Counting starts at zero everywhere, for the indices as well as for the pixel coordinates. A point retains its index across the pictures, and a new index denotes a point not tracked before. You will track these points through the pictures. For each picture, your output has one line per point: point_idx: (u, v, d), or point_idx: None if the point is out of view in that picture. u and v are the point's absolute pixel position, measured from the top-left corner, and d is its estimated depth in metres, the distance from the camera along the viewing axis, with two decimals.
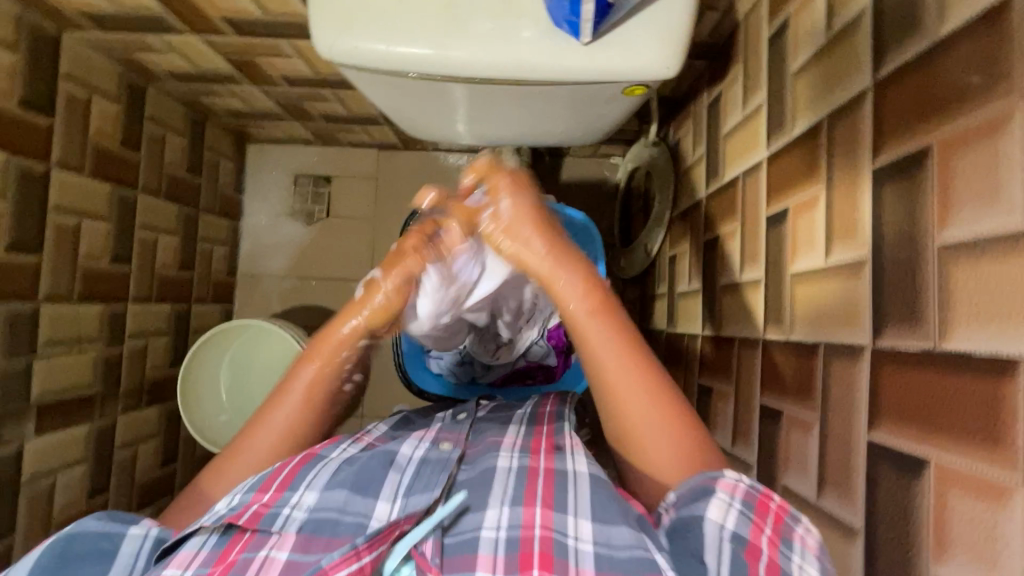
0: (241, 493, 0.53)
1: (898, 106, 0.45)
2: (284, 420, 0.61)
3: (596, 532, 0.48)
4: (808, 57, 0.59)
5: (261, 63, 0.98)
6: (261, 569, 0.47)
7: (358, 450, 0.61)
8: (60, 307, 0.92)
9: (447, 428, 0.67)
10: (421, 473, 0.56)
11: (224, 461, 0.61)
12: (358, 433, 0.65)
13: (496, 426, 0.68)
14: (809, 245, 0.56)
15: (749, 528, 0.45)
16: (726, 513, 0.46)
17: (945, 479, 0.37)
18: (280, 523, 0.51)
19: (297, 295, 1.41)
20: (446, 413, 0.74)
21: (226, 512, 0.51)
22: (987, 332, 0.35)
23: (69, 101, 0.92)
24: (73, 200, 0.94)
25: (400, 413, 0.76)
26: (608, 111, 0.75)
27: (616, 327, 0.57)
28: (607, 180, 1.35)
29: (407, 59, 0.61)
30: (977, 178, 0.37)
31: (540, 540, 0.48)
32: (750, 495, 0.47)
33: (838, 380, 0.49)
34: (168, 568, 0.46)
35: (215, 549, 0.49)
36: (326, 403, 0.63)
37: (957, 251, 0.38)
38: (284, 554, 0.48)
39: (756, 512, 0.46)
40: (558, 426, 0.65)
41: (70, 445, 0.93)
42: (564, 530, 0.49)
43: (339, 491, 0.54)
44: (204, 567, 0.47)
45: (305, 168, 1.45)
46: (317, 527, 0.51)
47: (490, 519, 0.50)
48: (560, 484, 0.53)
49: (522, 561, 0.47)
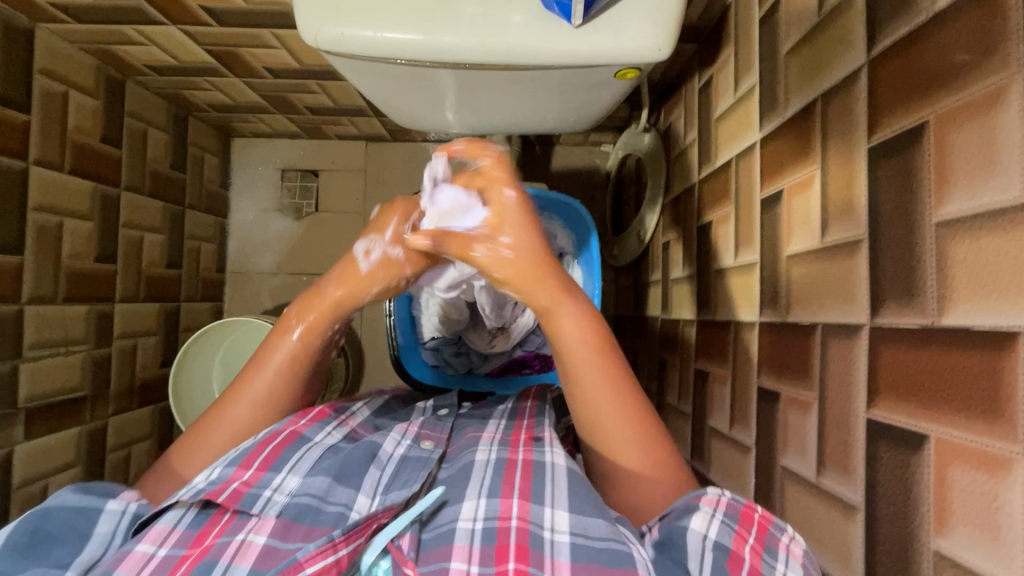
0: (220, 468, 0.52)
1: (892, 83, 0.45)
2: (263, 389, 0.61)
3: (572, 524, 0.48)
4: (800, 37, 0.59)
5: (244, 54, 0.96)
6: (237, 553, 0.46)
7: (342, 435, 0.60)
8: (44, 308, 0.90)
9: (429, 423, 0.67)
10: (401, 473, 0.56)
11: (198, 429, 0.60)
12: (343, 414, 0.64)
13: (477, 423, 0.69)
14: (804, 226, 0.56)
15: (731, 537, 0.45)
16: (709, 523, 0.46)
17: (945, 453, 0.38)
18: (260, 505, 0.50)
19: (288, 291, 1.40)
20: (427, 404, 0.74)
21: (205, 486, 0.50)
22: (987, 307, 0.35)
23: (45, 97, 0.89)
24: (54, 199, 0.92)
25: (383, 396, 0.77)
26: (599, 96, 0.75)
27: (611, 367, 0.57)
28: (598, 169, 1.35)
29: (396, 46, 0.60)
30: (973, 152, 0.37)
31: (516, 531, 0.47)
32: (733, 506, 0.48)
33: (836, 360, 0.49)
34: (141, 544, 0.46)
35: (192, 527, 0.48)
36: (306, 372, 0.63)
37: (955, 227, 0.38)
38: (262, 538, 0.47)
39: (739, 523, 0.47)
40: (538, 419, 0.66)
41: (60, 449, 0.91)
42: (541, 522, 0.49)
43: (321, 478, 0.53)
44: (180, 547, 0.47)
45: (292, 162, 1.43)
46: (297, 515, 0.50)
47: (467, 511, 0.50)
48: (538, 475, 0.53)
49: (498, 552, 0.46)
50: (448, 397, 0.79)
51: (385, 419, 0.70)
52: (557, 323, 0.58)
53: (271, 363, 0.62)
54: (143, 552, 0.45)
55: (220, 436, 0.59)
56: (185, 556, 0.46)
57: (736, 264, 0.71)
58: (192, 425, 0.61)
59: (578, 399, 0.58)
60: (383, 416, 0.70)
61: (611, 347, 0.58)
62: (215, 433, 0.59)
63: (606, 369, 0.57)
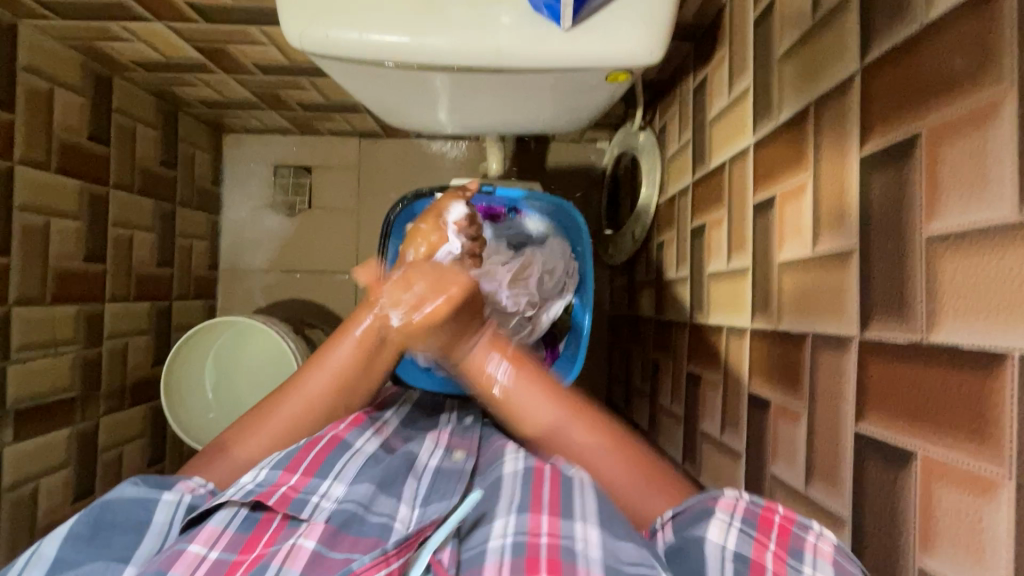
0: (267, 470, 0.53)
1: (886, 93, 0.44)
2: (319, 388, 0.61)
3: (603, 541, 0.47)
4: (794, 41, 0.58)
5: (233, 51, 0.95)
6: (287, 557, 0.45)
7: (380, 444, 0.61)
8: (32, 309, 0.89)
9: (457, 433, 0.69)
10: (436, 484, 0.57)
11: (249, 419, 0.60)
12: (377, 422, 0.65)
13: (502, 431, 0.71)
14: (796, 233, 0.55)
15: (750, 546, 0.45)
16: (726, 533, 0.46)
17: (931, 471, 0.38)
18: (309, 511, 0.51)
19: (282, 289, 1.39)
20: (452, 414, 0.76)
21: (254, 487, 0.51)
22: (974, 326, 0.35)
23: (30, 95, 0.88)
24: (40, 199, 0.90)
25: (405, 404, 0.77)
26: (592, 98, 0.73)
27: (542, 390, 0.61)
28: (594, 166, 1.34)
29: (383, 49, 0.59)
30: (963, 169, 0.36)
31: (546, 546, 0.47)
32: (750, 510, 0.47)
33: (826, 370, 0.49)
34: (194, 544, 0.46)
35: (241, 531, 0.48)
36: (366, 366, 0.63)
37: (946, 243, 0.37)
38: (312, 543, 0.47)
39: (758, 529, 0.46)
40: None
41: (51, 450, 0.91)
42: (571, 535, 0.48)
43: (366, 486, 0.54)
44: (231, 550, 0.47)
45: (284, 159, 1.41)
46: (343, 522, 0.50)
47: (497, 529, 0.50)
48: (564, 488, 0.53)
49: (527, 565, 0.45)
50: (470, 408, 0.79)
51: (412, 428, 0.71)
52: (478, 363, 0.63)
53: (335, 356, 0.62)
54: (195, 553, 0.45)
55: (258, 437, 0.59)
56: (237, 560, 0.46)
57: (728, 269, 0.71)
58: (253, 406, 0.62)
59: (526, 421, 0.61)
60: (411, 426, 0.71)
61: (557, 391, 0.61)
62: (262, 430, 0.59)
63: (540, 385, 0.61)
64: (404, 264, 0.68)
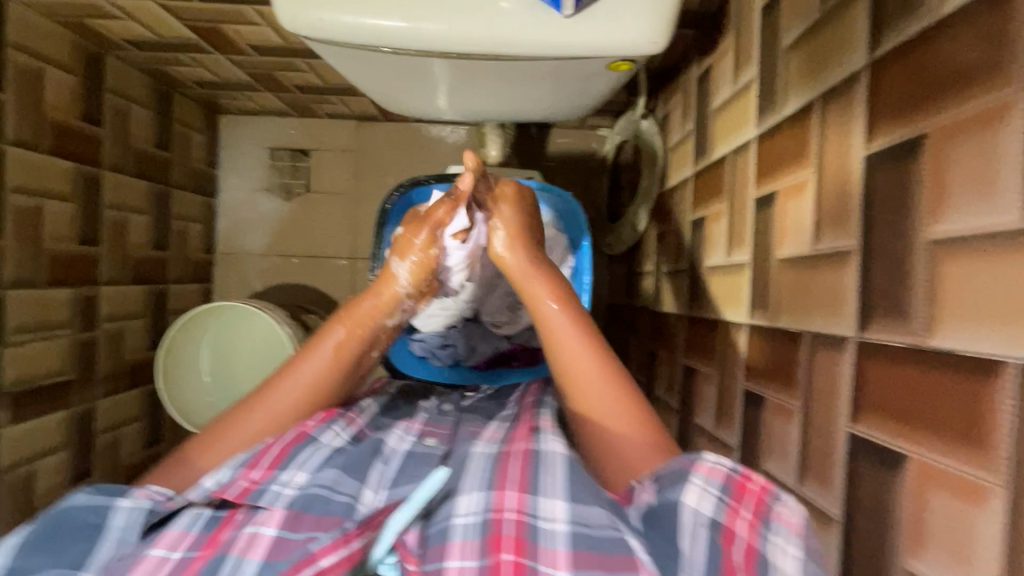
0: (229, 470, 0.53)
1: (892, 91, 0.43)
2: (288, 403, 0.61)
3: (570, 513, 0.46)
4: (801, 32, 0.56)
5: (227, 30, 0.92)
6: (246, 547, 0.45)
7: (349, 437, 0.60)
8: (27, 293, 0.88)
9: (431, 420, 0.70)
10: (406, 468, 0.58)
11: (218, 427, 0.60)
12: (349, 412, 0.64)
13: (478, 419, 0.70)
14: (796, 230, 0.55)
15: (725, 513, 0.42)
16: (702, 498, 0.43)
17: (924, 476, 0.37)
18: (269, 498, 0.50)
19: (278, 273, 1.38)
20: (432, 403, 0.77)
21: (214, 487, 0.52)
22: (972, 332, 0.35)
23: (20, 73, 0.86)
24: (33, 180, 0.89)
25: (388, 391, 0.78)
26: (593, 87, 0.72)
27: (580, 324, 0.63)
28: (594, 153, 1.32)
29: (379, 34, 0.57)
30: (971, 171, 0.35)
31: (512, 523, 0.46)
32: (729, 476, 0.44)
33: (822, 370, 0.49)
34: (156, 548, 0.46)
35: (204, 531, 0.48)
36: (337, 381, 0.64)
37: (948, 247, 0.37)
38: (271, 530, 0.47)
39: (734, 496, 0.43)
40: (539, 411, 0.64)
41: (47, 433, 0.91)
42: (538, 512, 0.47)
43: (329, 470, 0.53)
44: (193, 549, 0.46)
45: (280, 141, 1.39)
46: (305, 505, 0.49)
47: (463, 506, 0.49)
48: (534, 466, 0.52)
49: (493, 543, 0.45)
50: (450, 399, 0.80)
51: (391, 416, 0.71)
52: (532, 288, 0.66)
53: (306, 370, 0.63)
54: (157, 556, 0.45)
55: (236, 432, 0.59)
56: (198, 556, 0.45)
57: (727, 263, 0.70)
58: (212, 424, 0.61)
59: (554, 343, 0.62)
60: (389, 412, 0.72)
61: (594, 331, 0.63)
62: (231, 436, 0.59)
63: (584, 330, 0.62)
64: (386, 285, 0.69)
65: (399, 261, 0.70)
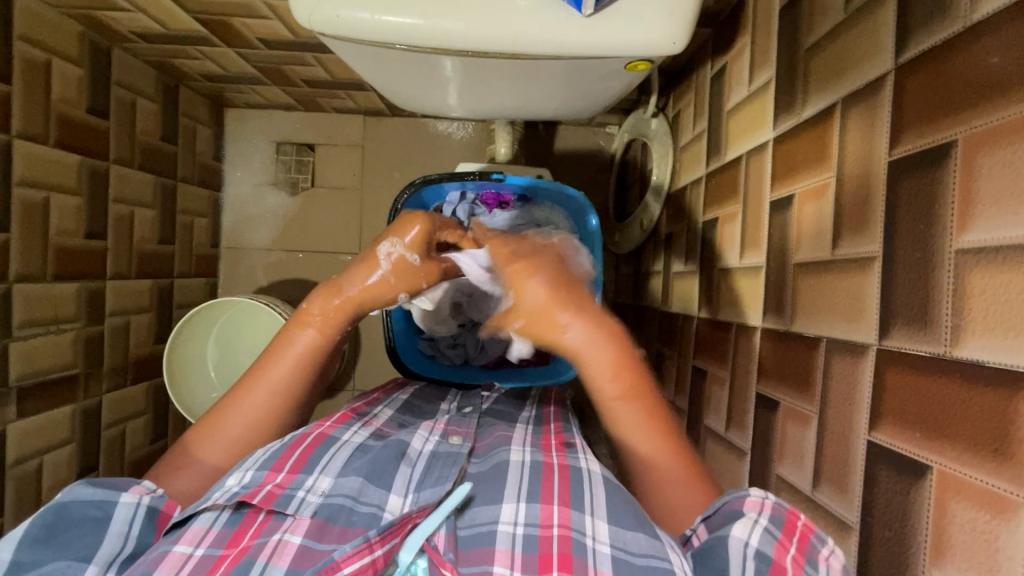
0: (253, 471, 0.53)
1: (920, 96, 0.42)
2: (237, 429, 0.59)
3: (613, 534, 0.48)
4: (823, 33, 0.56)
5: (237, 24, 0.92)
6: (274, 552, 0.46)
7: (368, 434, 0.61)
8: (34, 287, 0.88)
9: (454, 420, 0.68)
10: (431, 470, 0.56)
11: (212, 415, 0.60)
12: (366, 417, 0.66)
13: (504, 421, 0.69)
14: (815, 233, 0.54)
15: (772, 546, 0.44)
16: (751, 529, 0.45)
17: (947, 486, 0.37)
18: (295, 505, 0.50)
19: (284, 268, 1.38)
20: (452, 405, 0.75)
21: (238, 489, 0.51)
22: (1000, 345, 0.34)
23: (25, 65, 0.85)
24: (40, 174, 0.88)
25: (401, 398, 0.77)
26: (609, 85, 0.71)
27: (649, 414, 0.56)
28: (602, 150, 1.31)
29: (395, 31, 0.57)
30: (1001, 180, 0.35)
31: (558, 540, 0.47)
32: (778, 510, 0.46)
33: (839, 376, 0.48)
34: (179, 544, 0.46)
35: (228, 527, 0.48)
36: (319, 369, 0.65)
37: (977, 256, 0.36)
38: (298, 538, 0.47)
39: (782, 531, 0.45)
40: (565, 425, 0.68)
41: (54, 427, 0.91)
42: (582, 529, 0.48)
43: (354, 478, 0.53)
44: (216, 547, 0.47)
45: (286, 135, 1.38)
46: (330, 515, 0.50)
47: (506, 514, 0.50)
48: (574, 481, 0.53)
49: (541, 561, 0.46)
50: (471, 397, 0.78)
51: (409, 416, 0.71)
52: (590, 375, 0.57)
53: (275, 372, 0.62)
54: (180, 553, 0.46)
55: (225, 436, 0.59)
56: (223, 555, 0.46)
57: (740, 265, 0.70)
58: (169, 450, 0.60)
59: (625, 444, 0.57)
60: (406, 413, 0.72)
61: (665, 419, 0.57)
62: (202, 455, 0.58)
63: (647, 418, 0.56)
64: (344, 287, 0.65)
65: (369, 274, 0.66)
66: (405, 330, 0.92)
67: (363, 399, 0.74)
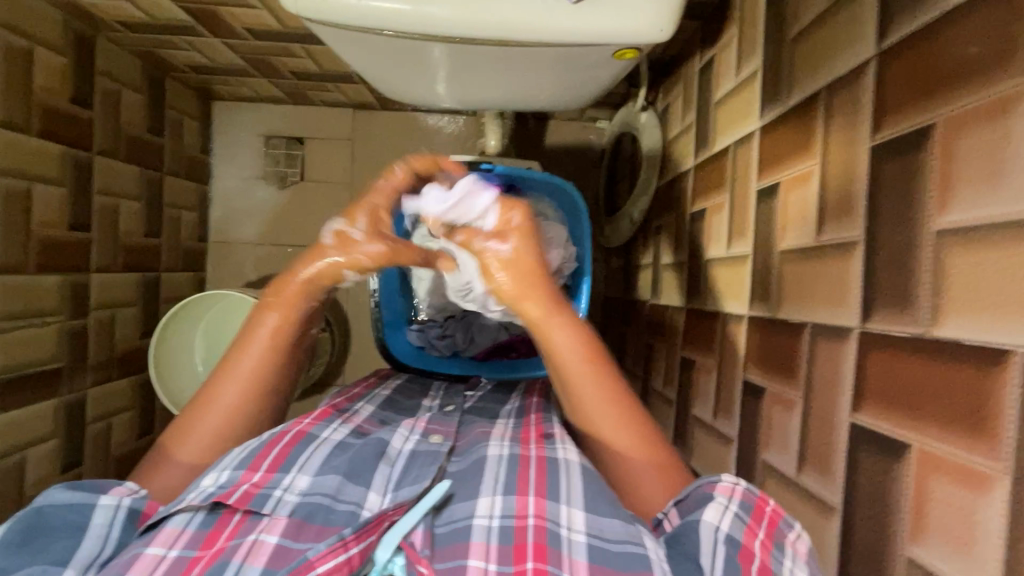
0: (229, 471, 0.52)
1: (901, 81, 0.43)
2: (213, 428, 0.59)
3: (588, 523, 0.48)
4: (808, 23, 0.56)
5: (223, 13, 0.91)
6: (249, 552, 0.45)
7: (349, 431, 0.61)
8: (17, 278, 0.86)
9: (436, 418, 0.67)
10: (410, 469, 0.56)
11: (185, 418, 0.60)
12: (346, 414, 0.65)
13: (484, 419, 0.69)
14: (800, 221, 0.55)
15: (743, 531, 0.45)
16: (722, 514, 0.46)
17: (926, 464, 0.38)
18: (271, 505, 0.49)
19: (273, 263, 1.37)
20: (434, 403, 0.74)
21: (214, 490, 0.50)
22: (978, 323, 0.35)
23: (7, 53, 0.83)
24: (22, 163, 0.87)
25: (383, 393, 0.76)
26: (597, 75, 0.71)
27: (608, 383, 0.59)
28: (592, 145, 1.31)
29: (381, 17, 0.56)
30: (979, 161, 0.36)
31: (533, 530, 0.47)
32: (748, 496, 0.47)
33: (823, 360, 0.49)
34: (152, 547, 0.45)
35: (202, 528, 0.48)
36: (290, 357, 0.64)
37: (956, 237, 0.37)
38: (274, 538, 0.47)
39: (751, 516, 0.46)
40: (545, 415, 0.67)
41: (37, 421, 0.89)
42: (558, 519, 0.48)
43: (332, 476, 0.53)
44: (192, 547, 0.46)
45: (275, 128, 1.37)
46: (308, 514, 0.49)
47: (482, 508, 0.50)
48: (551, 473, 0.53)
49: (516, 552, 0.46)
50: (453, 395, 0.78)
51: (391, 413, 0.70)
52: (553, 343, 0.60)
53: (245, 366, 0.61)
54: (153, 555, 0.45)
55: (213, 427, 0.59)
56: (196, 557, 0.45)
57: (728, 255, 0.70)
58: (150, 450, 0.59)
59: (585, 415, 0.59)
60: (387, 410, 0.71)
61: (621, 389, 0.60)
62: (185, 450, 0.58)
63: (606, 385, 0.59)
64: (309, 262, 0.63)
65: (331, 245, 0.64)
66: (395, 322, 0.93)
67: (344, 394, 0.73)
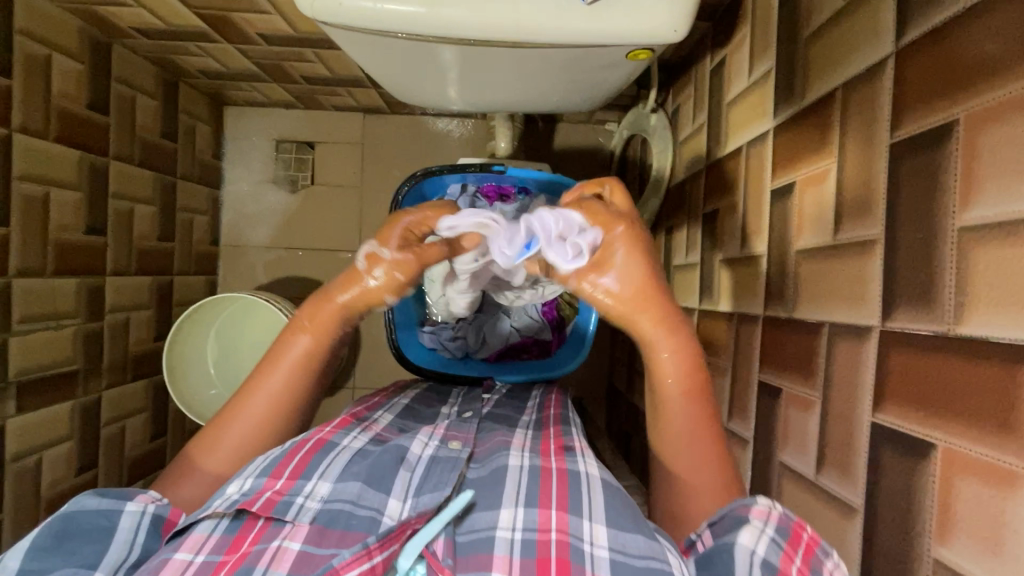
0: (252, 478, 0.52)
1: (919, 78, 0.42)
2: (239, 432, 0.59)
3: (611, 538, 0.48)
4: (823, 21, 0.56)
5: (237, 19, 0.92)
6: (274, 558, 0.46)
7: (368, 439, 0.61)
8: (34, 282, 0.87)
9: (454, 424, 0.67)
10: (431, 474, 0.56)
11: (212, 428, 0.60)
12: (366, 421, 0.65)
13: (503, 427, 0.68)
14: (816, 220, 0.54)
15: (779, 556, 0.43)
16: (758, 538, 0.44)
17: (952, 463, 0.37)
18: (294, 512, 0.50)
19: (284, 266, 1.38)
20: (453, 410, 0.73)
21: (238, 497, 0.50)
22: (1003, 320, 0.35)
23: (26, 61, 0.85)
24: (40, 168, 0.88)
25: (403, 400, 0.77)
26: (609, 76, 0.71)
27: (702, 418, 0.56)
28: (602, 147, 1.31)
29: (396, 20, 0.57)
30: (1003, 156, 0.35)
31: (556, 544, 0.47)
32: (784, 520, 0.46)
33: (843, 359, 0.48)
34: (179, 552, 0.46)
35: (228, 533, 0.48)
36: (318, 375, 0.64)
37: (980, 234, 0.37)
38: (297, 544, 0.47)
39: (788, 541, 0.44)
40: (564, 428, 0.67)
41: (54, 423, 0.90)
42: (581, 534, 0.48)
43: (353, 483, 0.53)
44: (217, 552, 0.46)
45: (286, 133, 1.38)
46: (330, 520, 0.50)
47: (504, 519, 0.50)
48: (573, 485, 0.53)
49: (539, 566, 0.46)
50: (471, 400, 0.77)
51: (409, 420, 0.70)
52: (658, 366, 0.56)
53: (273, 382, 0.61)
54: (181, 559, 0.45)
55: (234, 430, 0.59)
56: (223, 561, 0.46)
57: (742, 255, 0.70)
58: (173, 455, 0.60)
59: (664, 437, 0.57)
60: (406, 418, 0.71)
61: (714, 427, 0.56)
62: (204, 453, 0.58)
63: (700, 421, 0.56)
64: (342, 287, 0.62)
65: (365, 269, 0.61)
66: (408, 323, 0.93)
67: (364, 403, 0.73)
